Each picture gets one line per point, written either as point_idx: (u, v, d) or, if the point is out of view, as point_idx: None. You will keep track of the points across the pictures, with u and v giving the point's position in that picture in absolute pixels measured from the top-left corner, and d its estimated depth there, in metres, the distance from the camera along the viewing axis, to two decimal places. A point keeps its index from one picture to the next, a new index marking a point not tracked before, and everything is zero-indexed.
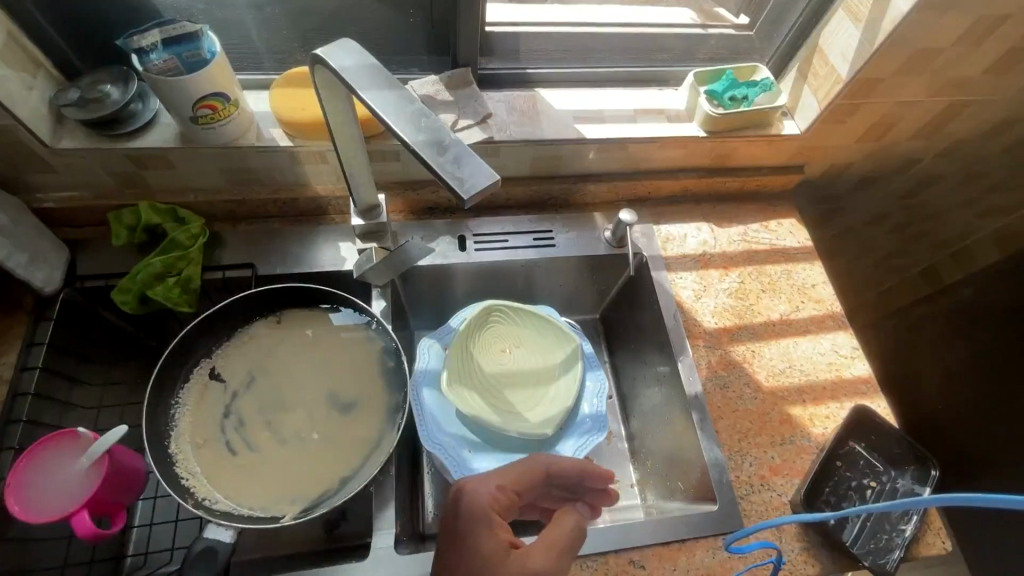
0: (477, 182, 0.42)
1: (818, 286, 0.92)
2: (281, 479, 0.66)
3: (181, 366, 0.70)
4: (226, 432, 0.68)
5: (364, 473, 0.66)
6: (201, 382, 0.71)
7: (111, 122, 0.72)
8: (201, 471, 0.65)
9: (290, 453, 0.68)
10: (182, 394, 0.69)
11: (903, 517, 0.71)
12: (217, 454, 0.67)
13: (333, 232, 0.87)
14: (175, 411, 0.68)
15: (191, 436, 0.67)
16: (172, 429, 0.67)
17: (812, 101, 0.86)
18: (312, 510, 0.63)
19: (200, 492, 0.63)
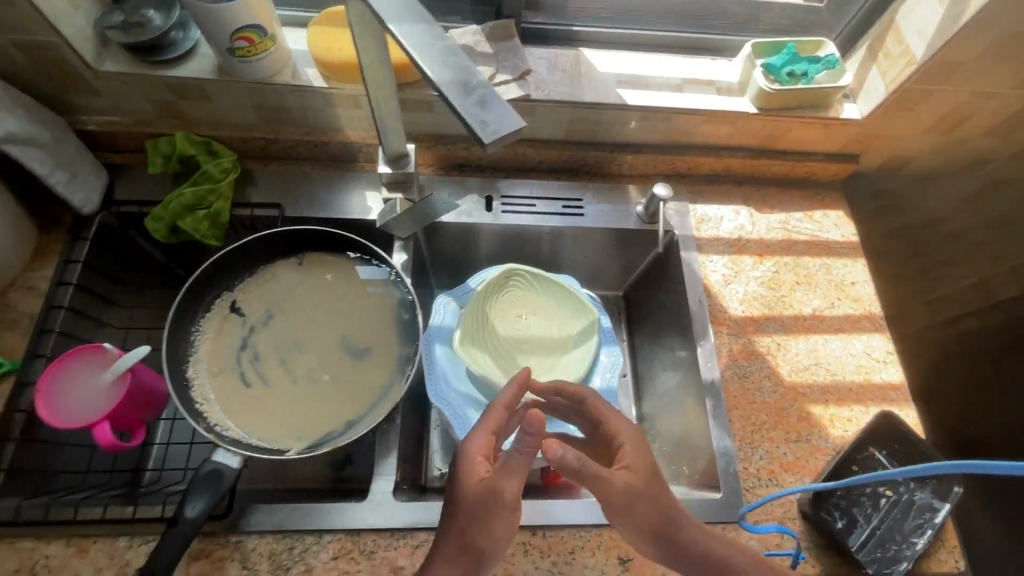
0: (499, 127, 0.39)
1: (858, 283, 0.87)
2: (290, 415, 0.67)
3: (204, 296, 0.72)
4: (241, 364, 0.70)
5: (370, 418, 0.67)
6: (222, 314, 0.72)
7: (152, 49, 0.72)
8: (214, 398, 0.67)
9: (300, 391, 0.69)
10: (202, 323, 0.71)
11: (916, 531, 0.69)
12: (231, 384, 0.68)
13: (361, 181, 0.86)
14: (195, 338, 0.70)
15: (208, 365, 0.69)
16: (191, 355, 0.69)
17: (878, 83, 0.79)
18: (315, 448, 0.65)
19: (212, 418, 0.66)
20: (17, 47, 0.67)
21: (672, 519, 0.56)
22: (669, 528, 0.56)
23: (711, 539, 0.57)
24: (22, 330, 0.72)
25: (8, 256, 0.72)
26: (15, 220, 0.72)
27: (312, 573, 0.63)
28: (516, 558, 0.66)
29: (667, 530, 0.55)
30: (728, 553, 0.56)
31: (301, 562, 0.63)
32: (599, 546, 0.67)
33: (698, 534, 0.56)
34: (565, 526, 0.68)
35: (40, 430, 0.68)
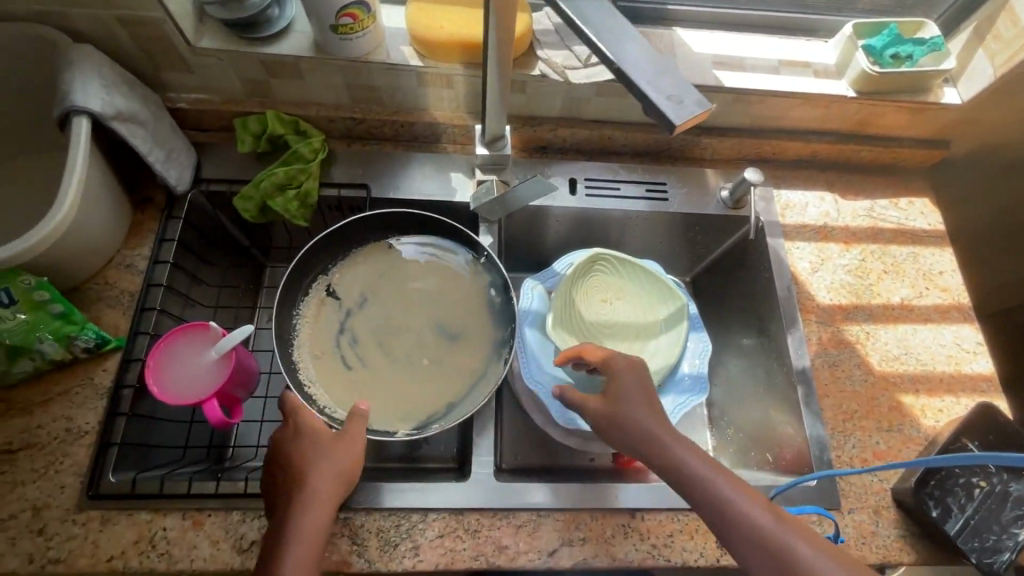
0: (686, 106, 0.38)
1: (946, 273, 0.86)
2: (392, 397, 0.68)
3: (302, 280, 0.72)
4: (341, 346, 0.71)
5: (473, 400, 0.68)
6: (319, 298, 0.73)
7: (250, 25, 0.71)
8: (320, 380, 0.68)
9: (400, 373, 0.70)
10: (302, 306, 0.72)
11: (1016, 522, 0.69)
12: (335, 367, 0.69)
13: (445, 162, 0.85)
14: (297, 322, 0.71)
15: (311, 347, 0.70)
16: (294, 338, 0.70)
17: (986, 66, 0.77)
18: (422, 430, 0.66)
19: (321, 400, 0.67)
20: (121, 22, 0.66)
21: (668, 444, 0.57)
22: (668, 457, 0.56)
23: (729, 486, 0.54)
24: (123, 308, 0.73)
25: (108, 234, 0.73)
26: (115, 198, 0.72)
27: (420, 550, 0.64)
28: (616, 539, 0.67)
29: (656, 453, 0.57)
30: (760, 517, 0.51)
31: (408, 539, 0.65)
32: (696, 529, 0.68)
33: (708, 469, 0.55)
34: (664, 509, 0.68)
35: (146, 405, 0.70)
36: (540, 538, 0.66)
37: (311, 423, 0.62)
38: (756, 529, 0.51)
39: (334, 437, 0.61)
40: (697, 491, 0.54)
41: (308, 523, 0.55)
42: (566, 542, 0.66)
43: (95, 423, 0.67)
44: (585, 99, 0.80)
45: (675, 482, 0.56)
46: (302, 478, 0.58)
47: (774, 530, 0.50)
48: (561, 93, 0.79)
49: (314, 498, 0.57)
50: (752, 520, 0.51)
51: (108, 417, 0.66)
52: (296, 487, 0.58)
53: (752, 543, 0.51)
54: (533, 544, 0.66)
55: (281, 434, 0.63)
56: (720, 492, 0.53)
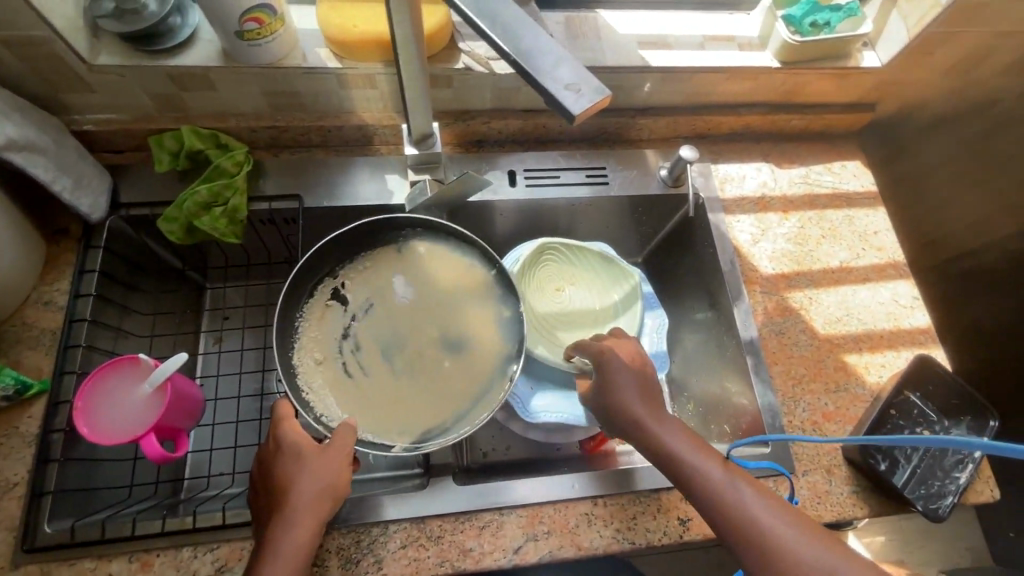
0: (584, 95, 0.37)
1: (880, 233, 0.88)
2: (393, 408, 0.65)
3: (309, 283, 0.70)
4: (344, 354, 0.68)
5: (473, 416, 0.65)
6: (323, 301, 0.70)
7: (151, 37, 0.67)
8: (318, 386, 0.66)
9: (402, 384, 0.67)
10: (306, 309, 0.70)
11: (958, 466, 0.71)
12: (335, 374, 0.67)
13: (380, 164, 0.83)
14: (300, 325, 0.69)
15: (311, 352, 0.67)
16: (295, 342, 0.67)
17: (899, 28, 0.79)
18: (421, 445, 0.62)
19: (318, 406, 0.64)
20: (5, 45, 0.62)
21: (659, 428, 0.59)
22: (661, 442, 0.59)
23: (712, 464, 0.57)
24: (46, 348, 0.69)
25: (21, 271, 0.69)
26: (24, 233, 0.68)
27: (382, 564, 0.63)
28: (580, 528, 0.67)
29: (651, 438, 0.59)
30: (739, 492, 0.55)
31: (370, 554, 0.64)
32: (659, 510, 0.68)
33: (694, 450, 0.58)
34: (625, 493, 0.69)
35: (81, 447, 0.66)
36: (503, 536, 0.66)
37: (294, 438, 0.61)
38: (734, 503, 0.54)
39: (315, 452, 0.60)
40: (683, 471, 0.57)
41: (291, 544, 0.56)
42: (531, 537, 0.66)
43: (25, 472, 0.63)
44: (514, 88, 0.79)
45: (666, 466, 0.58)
46: (286, 497, 0.58)
47: (749, 504, 0.54)
48: (490, 85, 0.77)
49: (298, 516, 0.57)
50: (731, 495, 0.55)
51: (37, 465, 0.63)
52: (281, 502, 0.58)
53: (731, 517, 0.54)
54: (498, 543, 0.65)
55: (266, 447, 0.62)
56: (701, 470, 0.56)
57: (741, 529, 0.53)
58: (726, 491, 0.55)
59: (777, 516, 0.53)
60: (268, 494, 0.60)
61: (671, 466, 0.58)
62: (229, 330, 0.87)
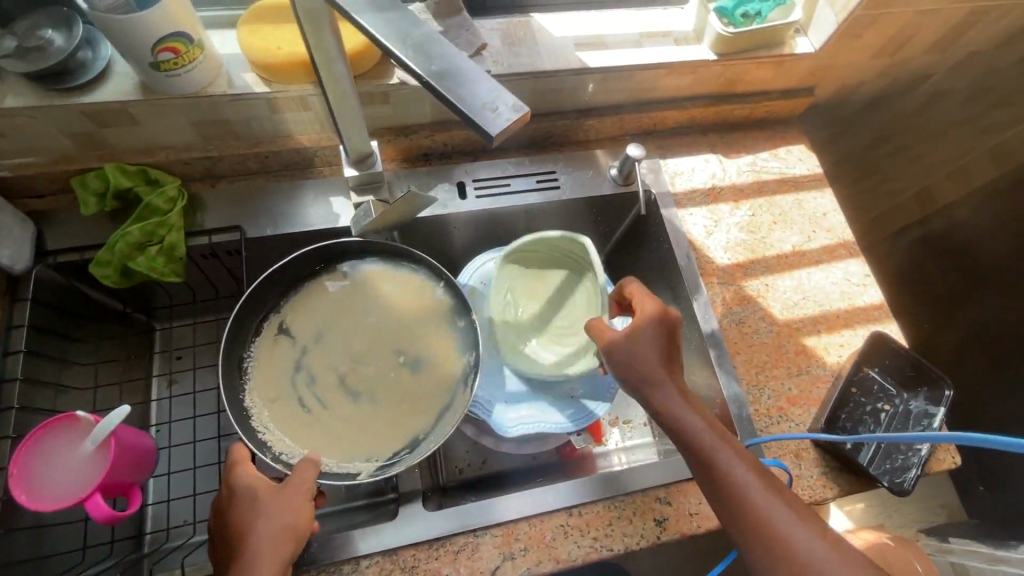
0: (502, 114, 0.35)
1: (829, 214, 0.90)
2: (355, 435, 0.64)
3: (252, 320, 0.67)
4: (297, 388, 0.66)
5: (437, 434, 0.64)
6: (271, 337, 0.68)
7: (60, 74, 0.64)
8: (274, 425, 0.63)
9: (361, 410, 0.65)
10: (253, 349, 0.67)
11: (918, 438, 0.73)
12: (290, 410, 0.64)
13: (323, 187, 0.80)
14: (248, 365, 0.66)
15: (263, 392, 0.65)
16: (245, 385, 0.65)
17: (827, 13, 0.80)
18: (387, 469, 0.61)
19: (276, 446, 0.62)
20: None
21: (688, 420, 0.57)
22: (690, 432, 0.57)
23: (743, 465, 0.55)
24: None
25: None
26: None
27: None
28: (557, 541, 0.66)
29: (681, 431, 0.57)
30: (765, 497, 0.53)
31: None
32: (634, 513, 0.68)
33: (723, 447, 0.56)
34: (599, 500, 0.68)
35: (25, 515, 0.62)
36: (479, 559, 0.64)
37: (249, 481, 0.56)
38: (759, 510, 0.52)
39: (272, 492, 0.55)
40: (711, 470, 0.55)
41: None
42: (508, 556, 0.65)
43: None
44: None
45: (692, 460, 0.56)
46: (244, 543, 0.53)
47: (773, 509, 0.52)
48: (428, 98, 0.76)
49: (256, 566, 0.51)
50: (758, 501, 0.53)
51: None
52: (237, 554, 0.52)
53: (754, 526, 0.52)
54: (474, 566, 0.64)
55: (220, 496, 0.57)
56: (730, 470, 0.54)
57: (762, 536, 0.51)
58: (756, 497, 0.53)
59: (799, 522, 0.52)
60: (223, 548, 0.54)
61: (696, 461, 0.56)
62: (179, 372, 0.83)
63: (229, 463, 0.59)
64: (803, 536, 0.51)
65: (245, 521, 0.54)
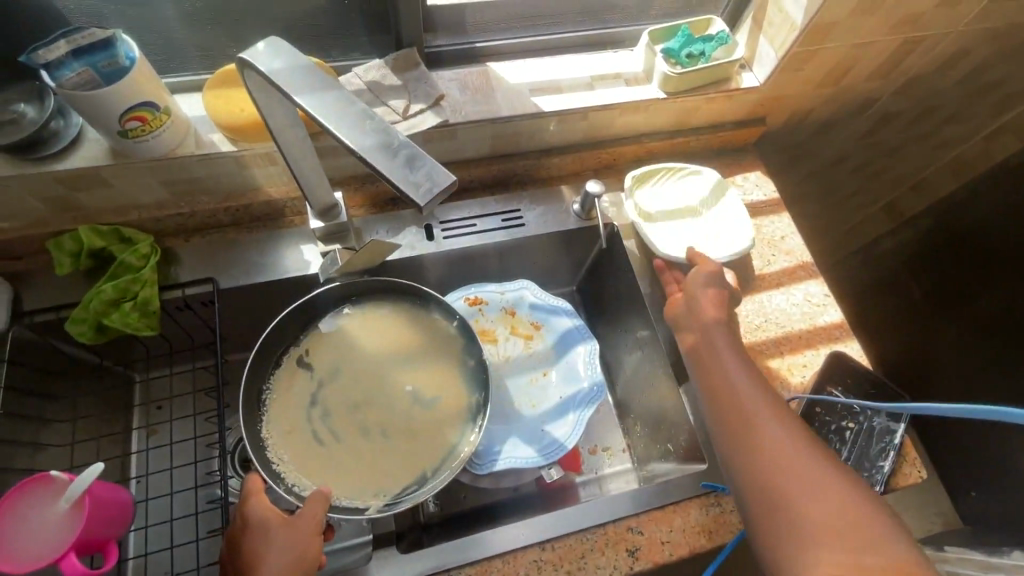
0: (432, 185, 0.39)
1: (787, 237, 0.93)
2: (367, 469, 0.65)
3: (272, 354, 0.69)
4: (312, 420, 0.67)
5: (447, 469, 0.65)
6: (290, 370, 0.70)
7: (32, 144, 0.66)
8: (288, 456, 0.64)
9: (373, 445, 0.66)
10: (272, 380, 0.69)
11: (881, 454, 0.76)
12: (304, 442, 0.65)
13: (296, 236, 0.83)
14: (265, 396, 0.67)
15: (279, 421, 0.66)
16: (262, 415, 0.66)
17: (768, 50, 0.84)
18: (395, 505, 0.61)
19: (289, 477, 0.63)
20: None
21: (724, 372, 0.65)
22: (724, 381, 0.65)
23: (770, 419, 0.60)
24: None
25: None
26: None
27: None
28: None
29: (715, 379, 0.65)
30: (770, 424, 0.59)
31: None
32: (606, 544, 0.69)
33: (754, 400, 0.62)
34: (570, 533, 0.69)
35: None
36: None
37: (264, 511, 0.57)
38: (768, 453, 0.57)
39: (283, 523, 0.56)
40: (726, 394, 0.63)
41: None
42: None
43: None
44: None
45: (717, 408, 0.63)
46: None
47: (787, 458, 0.56)
48: None
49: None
50: (771, 446, 0.58)
51: None
52: None
53: (758, 467, 0.57)
54: None
55: (233, 527, 0.58)
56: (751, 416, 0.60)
57: (758, 475, 0.57)
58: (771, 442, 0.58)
59: (811, 475, 0.55)
60: None
61: (718, 406, 0.63)
62: (158, 422, 0.84)
63: (242, 495, 0.60)
64: (808, 485, 0.54)
65: (259, 552, 0.54)
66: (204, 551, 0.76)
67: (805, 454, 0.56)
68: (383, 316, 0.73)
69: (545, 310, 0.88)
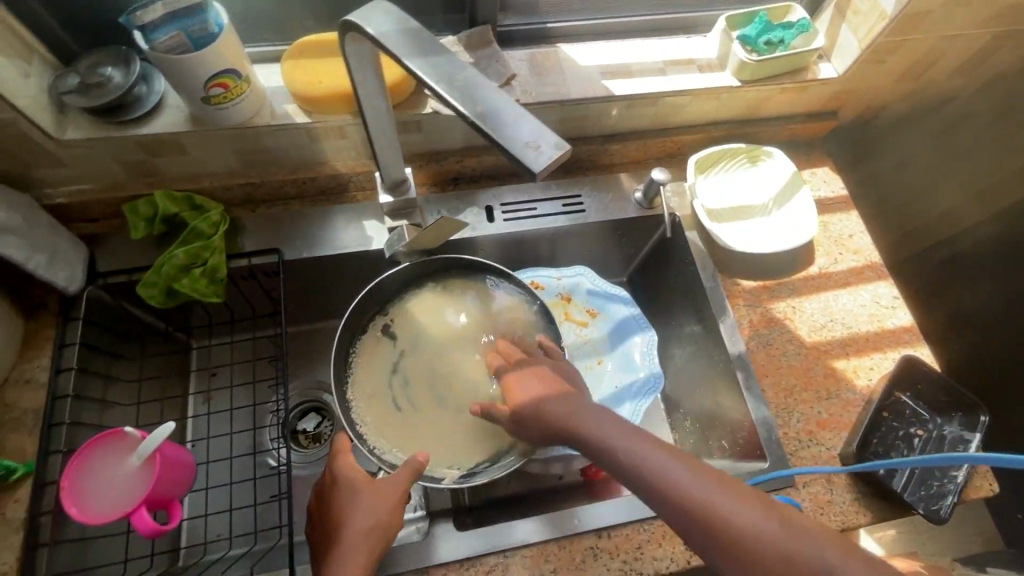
0: (544, 151, 0.37)
1: (856, 236, 0.90)
2: (443, 440, 0.68)
3: (361, 320, 0.73)
4: (393, 387, 0.71)
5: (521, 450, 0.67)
6: (375, 336, 0.73)
7: (117, 108, 0.68)
8: (370, 418, 0.68)
9: (450, 418, 0.70)
10: (358, 344, 0.72)
11: (954, 464, 0.72)
12: (386, 407, 0.69)
13: (358, 211, 0.83)
14: (351, 359, 0.71)
15: (363, 384, 0.70)
16: (349, 377, 0.70)
17: (850, 39, 0.81)
18: (470, 479, 0.65)
19: (371, 440, 0.67)
20: None
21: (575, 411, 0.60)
22: (600, 437, 0.57)
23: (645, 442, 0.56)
24: (29, 430, 0.67)
25: None
26: None
27: None
28: (587, 563, 0.66)
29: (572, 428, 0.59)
30: (724, 503, 0.50)
31: None
32: (664, 536, 0.68)
33: (618, 432, 0.57)
34: (628, 522, 0.68)
35: (72, 528, 0.65)
36: None
37: (353, 470, 0.62)
38: (649, 480, 0.53)
39: (368, 484, 0.61)
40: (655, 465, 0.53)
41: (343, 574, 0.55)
42: None
43: (14, 560, 0.61)
44: None
45: (605, 458, 0.56)
46: (340, 530, 0.58)
47: (681, 477, 0.52)
48: (458, 126, 0.79)
49: (350, 551, 0.57)
50: (663, 476, 0.52)
51: (25, 554, 0.61)
52: (334, 537, 0.58)
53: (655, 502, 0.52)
54: None
55: (326, 477, 0.64)
56: (627, 451, 0.55)
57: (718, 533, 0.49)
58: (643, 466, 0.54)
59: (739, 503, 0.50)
60: (322, 530, 0.60)
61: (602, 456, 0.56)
62: (217, 387, 0.85)
63: (334, 448, 0.65)
64: (714, 501, 0.50)
65: (349, 507, 0.60)
66: (261, 515, 0.78)
67: (694, 470, 0.53)
68: (465, 293, 0.76)
69: (602, 298, 0.86)
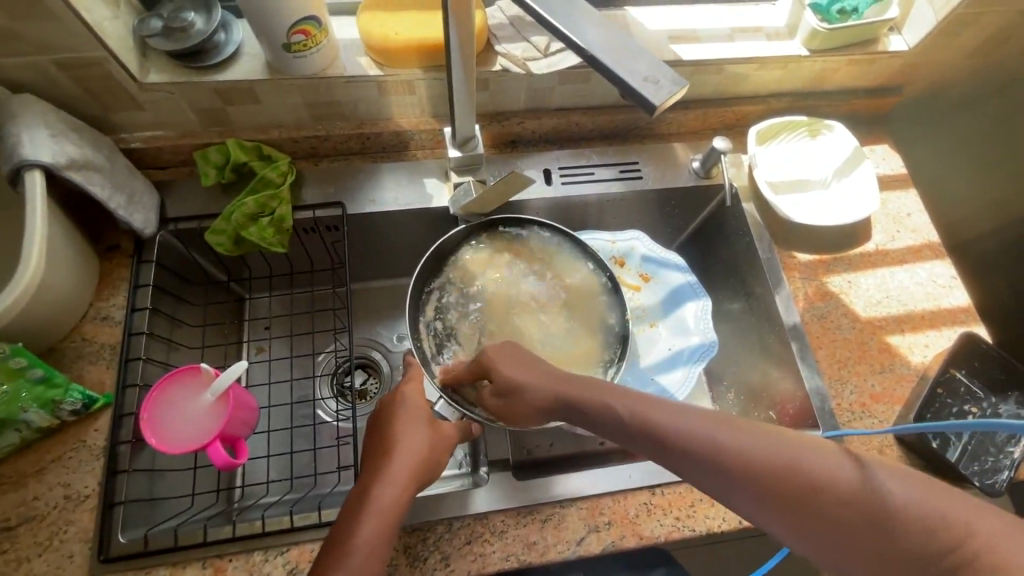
0: (664, 87, 0.40)
1: (913, 214, 0.89)
2: None
3: (438, 265, 0.76)
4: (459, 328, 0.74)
5: None
6: (447, 278, 0.75)
7: (197, 54, 0.69)
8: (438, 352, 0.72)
9: None
10: (432, 284, 0.75)
11: (1010, 441, 0.72)
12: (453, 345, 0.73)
13: (419, 168, 0.84)
14: (426, 297, 0.74)
15: (433, 320, 0.73)
16: (420, 313, 0.73)
17: (925, 10, 0.80)
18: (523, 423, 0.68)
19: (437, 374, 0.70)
20: (60, 67, 0.63)
21: (694, 422, 0.49)
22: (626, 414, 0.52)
23: (810, 450, 0.45)
24: (106, 363, 0.69)
25: (79, 288, 0.70)
26: (80, 250, 0.69)
27: (449, 560, 0.64)
28: (640, 518, 0.67)
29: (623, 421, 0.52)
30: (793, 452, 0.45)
31: (437, 551, 0.64)
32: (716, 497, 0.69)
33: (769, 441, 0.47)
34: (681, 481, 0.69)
35: (145, 458, 0.67)
36: (566, 529, 0.66)
37: (416, 406, 0.64)
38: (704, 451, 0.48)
39: (427, 424, 0.63)
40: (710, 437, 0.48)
41: (386, 499, 0.56)
42: (593, 529, 0.67)
43: (96, 484, 0.64)
44: (548, 88, 0.81)
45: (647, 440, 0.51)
46: (391, 456, 0.59)
47: (733, 441, 0.47)
48: (524, 85, 0.79)
49: (399, 480, 0.57)
50: (724, 450, 0.47)
51: (107, 476, 0.64)
52: (384, 463, 0.59)
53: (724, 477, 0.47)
54: (561, 535, 0.66)
55: (383, 409, 0.65)
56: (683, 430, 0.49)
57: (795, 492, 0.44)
58: (816, 479, 0.44)
59: (805, 453, 0.45)
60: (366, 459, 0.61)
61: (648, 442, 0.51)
62: (277, 335, 0.87)
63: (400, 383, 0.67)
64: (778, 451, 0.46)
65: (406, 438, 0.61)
66: (320, 459, 0.79)
67: (754, 432, 0.47)
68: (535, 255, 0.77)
69: (657, 264, 0.87)
